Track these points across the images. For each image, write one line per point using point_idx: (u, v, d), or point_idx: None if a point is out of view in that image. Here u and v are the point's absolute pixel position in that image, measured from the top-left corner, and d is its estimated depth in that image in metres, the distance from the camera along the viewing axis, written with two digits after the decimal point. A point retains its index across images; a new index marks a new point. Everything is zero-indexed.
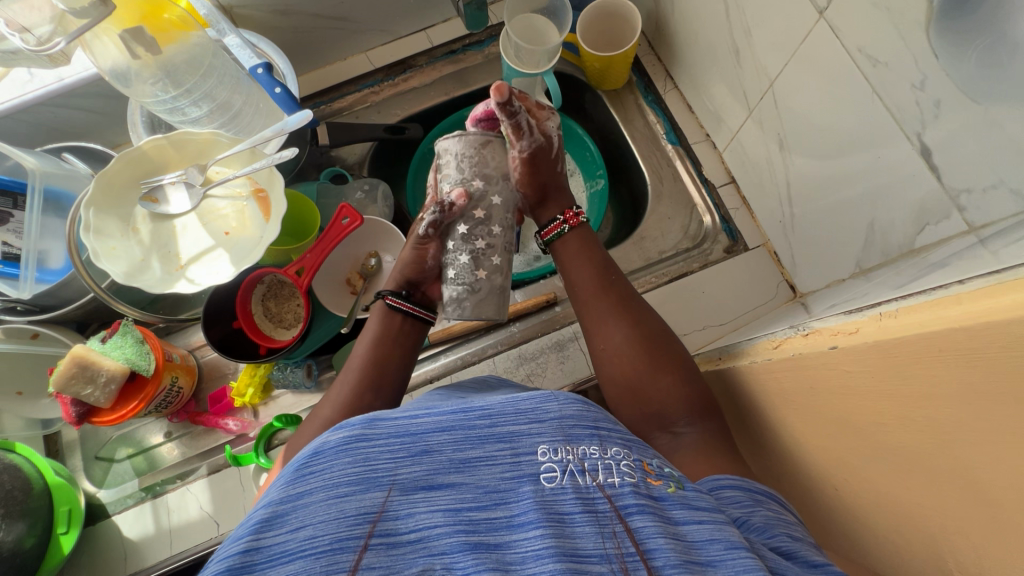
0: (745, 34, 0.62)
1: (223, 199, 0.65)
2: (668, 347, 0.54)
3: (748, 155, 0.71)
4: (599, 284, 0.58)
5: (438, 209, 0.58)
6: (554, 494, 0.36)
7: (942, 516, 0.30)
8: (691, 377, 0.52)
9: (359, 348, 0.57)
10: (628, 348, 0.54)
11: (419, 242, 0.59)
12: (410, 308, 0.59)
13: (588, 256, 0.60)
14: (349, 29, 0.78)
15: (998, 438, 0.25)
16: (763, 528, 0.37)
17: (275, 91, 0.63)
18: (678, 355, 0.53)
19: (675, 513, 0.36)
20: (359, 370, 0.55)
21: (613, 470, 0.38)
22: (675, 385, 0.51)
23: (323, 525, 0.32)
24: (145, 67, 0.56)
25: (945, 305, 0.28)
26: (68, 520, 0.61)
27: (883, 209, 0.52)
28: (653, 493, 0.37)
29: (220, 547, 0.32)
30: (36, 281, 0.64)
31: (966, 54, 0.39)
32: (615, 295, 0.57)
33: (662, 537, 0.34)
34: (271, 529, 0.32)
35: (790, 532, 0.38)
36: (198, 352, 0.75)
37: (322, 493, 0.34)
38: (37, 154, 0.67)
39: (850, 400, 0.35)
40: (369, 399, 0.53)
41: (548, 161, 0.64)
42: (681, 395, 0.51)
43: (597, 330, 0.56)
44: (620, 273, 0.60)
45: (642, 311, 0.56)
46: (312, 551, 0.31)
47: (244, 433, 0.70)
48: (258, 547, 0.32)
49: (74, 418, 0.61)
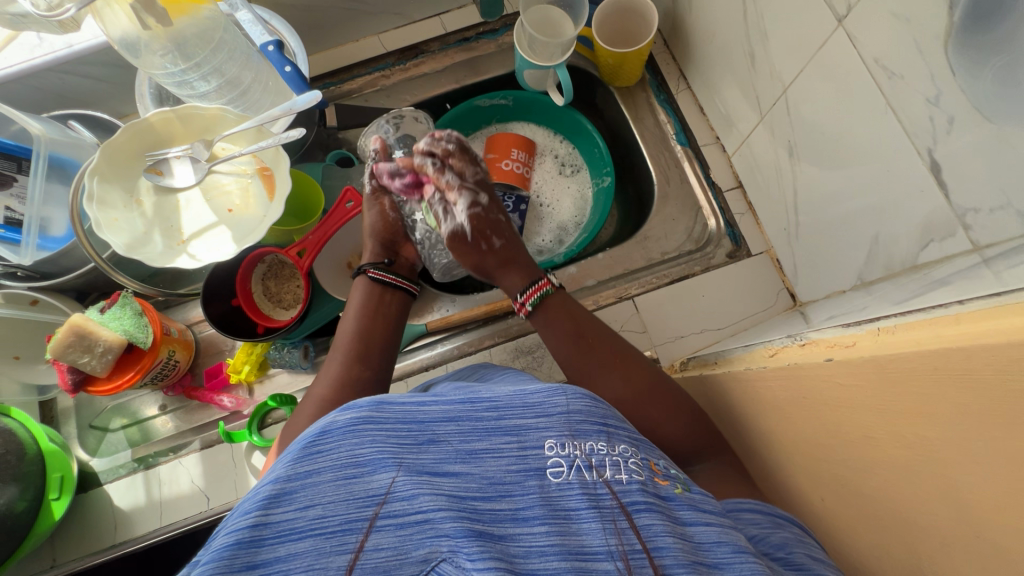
0: (761, 38, 0.61)
1: (227, 174, 0.65)
2: (663, 392, 0.53)
3: (758, 161, 0.71)
4: (578, 345, 0.57)
5: (376, 159, 0.68)
6: (560, 489, 0.36)
7: (926, 533, 0.30)
8: (687, 412, 0.52)
9: (347, 320, 0.59)
10: (624, 405, 0.53)
11: (375, 199, 0.67)
12: (393, 279, 0.63)
13: (565, 316, 0.59)
14: (363, 10, 0.77)
15: (985, 460, 0.25)
16: (779, 545, 0.38)
17: (285, 70, 0.63)
18: (676, 396, 0.53)
19: (682, 514, 0.37)
20: (348, 341, 0.57)
21: (621, 467, 0.38)
22: (678, 428, 0.51)
23: (332, 506, 0.33)
24: (154, 39, 0.55)
25: (944, 324, 0.28)
26: (59, 486, 0.61)
27: (888, 223, 0.52)
28: (661, 492, 0.38)
29: (227, 522, 0.32)
30: (37, 247, 0.64)
31: (982, 71, 0.38)
32: (599, 355, 0.56)
33: (669, 536, 0.34)
34: (279, 506, 0.32)
35: (809, 552, 0.38)
36: (197, 327, 0.76)
37: (330, 474, 0.34)
38: (43, 120, 0.66)
39: (840, 412, 0.35)
40: (357, 371, 0.55)
41: (469, 245, 0.63)
42: (686, 435, 0.51)
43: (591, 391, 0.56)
44: (597, 325, 0.59)
45: (629, 364, 0.56)
46: (322, 531, 0.32)
47: (239, 410, 0.70)
48: (266, 523, 0.32)
49: (70, 386, 0.61)
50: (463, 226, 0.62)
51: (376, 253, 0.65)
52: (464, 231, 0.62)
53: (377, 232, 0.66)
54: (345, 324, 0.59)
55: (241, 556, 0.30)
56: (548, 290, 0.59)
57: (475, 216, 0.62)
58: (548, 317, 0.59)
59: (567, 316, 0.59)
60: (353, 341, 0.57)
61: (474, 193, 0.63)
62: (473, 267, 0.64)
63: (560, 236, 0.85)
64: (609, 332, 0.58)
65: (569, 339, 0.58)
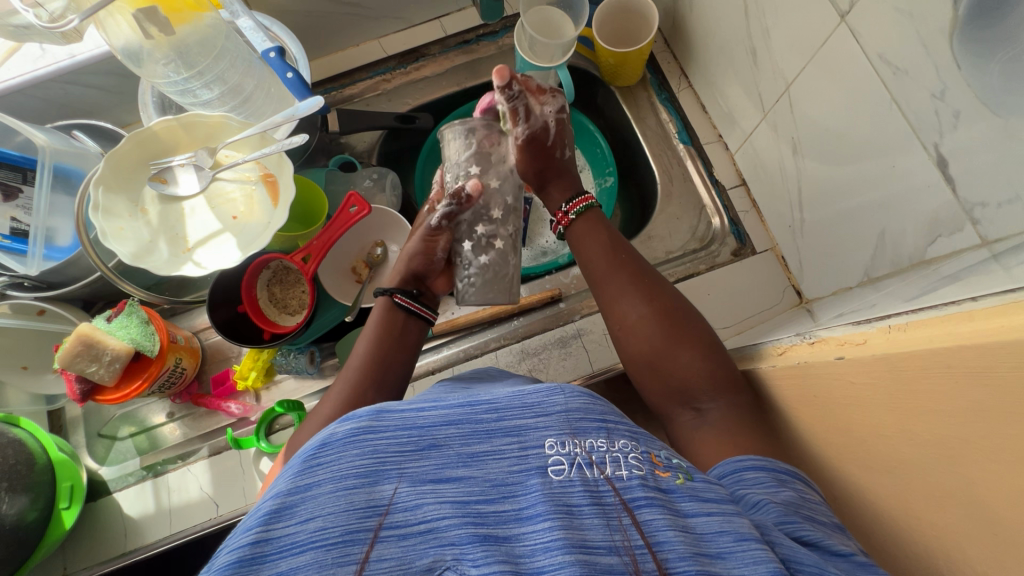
0: (763, 35, 0.61)
1: (231, 182, 0.65)
2: (687, 324, 0.52)
3: (761, 158, 0.70)
4: (607, 260, 0.57)
5: (455, 201, 0.61)
6: (562, 486, 0.36)
7: (943, 530, 0.30)
8: (707, 347, 0.51)
9: (360, 346, 0.57)
10: (646, 323, 0.53)
11: (431, 233, 0.63)
12: (415, 308, 0.60)
13: (602, 231, 0.59)
14: (363, 15, 0.77)
15: (1003, 457, 0.25)
16: (782, 511, 0.37)
17: (287, 76, 0.62)
18: (700, 331, 0.52)
19: (684, 505, 0.36)
20: (360, 370, 0.55)
21: (621, 463, 0.38)
22: (695, 360, 0.50)
23: (333, 517, 0.33)
24: (157, 48, 0.55)
25: (957, 321, 0.27)
26: (70, 495, 0.62)
27: (895, 219, 0.51)
28: (662, 485, 0.38)
29: (231, 537, 0.32)
30: (44, 258, 0.65)
31: (989, 64, 0.38)
32: (630, 270, 0.56)
33: (670, 529, 0.34)
34: (281, 520, 0.32)
35: (811, 516, 0.37)
36: (203, 334, 0.76)
37: (330, 485, 0.34)
38: (47, 130, 0.67)
39: (853, 411, 0.35)
40: (369, 394, 0.53)
41: (542, 149, 0.63)
42: (703, 370, 0.50)
43: (613, 307, 0.55)
44: (630, 247, 0.58)
45: (659, 286, 0.55)
46: (322, 542, 0.32)
47: (246, 417, 0.70)
48: (268, 538, 0.32)
49: (79, 396, 0.61)
50: (546, 130, 0.62)
51: (405, 280, 0.62)
52: (545, 133, 0.62)
53: (415, 262, 0.63)
54: (358, 348, 0.57)
55: (245, 573, 0.30)
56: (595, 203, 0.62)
57: (559, 122, 0.63)
58: (585, 229, 0.60)
59: (601, 233, 0.59)
60: (367, 371, 0.55)
61: (563, 99, 0.64)
62: (534, 173, 0.64)
63: None
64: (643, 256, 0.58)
65: (604, 251, 0.58)
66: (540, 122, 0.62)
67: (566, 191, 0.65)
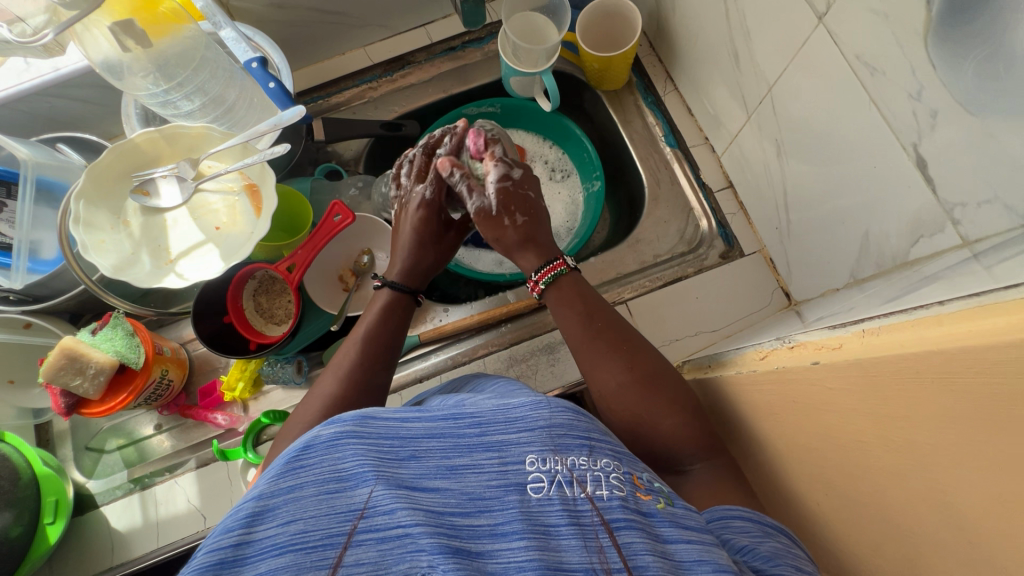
0: (744, 38, 0.61)
1: (214, 193, 0.65)
2: (667, 389, 0.52)
3: (747, 159, 0.70)
4: (586, 330, 0.55)
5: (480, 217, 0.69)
6: (540, 505, 0.36)
7: (920, 537, 0.30)
8: (688, 411, 0.51)
9: (361, 323, 0.58)
10: (628, 393, 0.51)
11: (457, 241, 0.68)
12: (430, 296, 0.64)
13: (578, 297, 0.57)
14: (347, 23, 0.77)
15: (974, 463, 0.25)
16: (767, 557, 0.38)
17: (269, 86, 0.62)
18: (680, 394, 0.52)
19: (664, 531, 0.37)
20: (359, 346, 0.56)
21: (602, 483, 0.38)
22: (678, 428, 0.50)
23: (312, 520, 0.33)
24: (136, 61, 0.55)
25: (925, 325, 0.27)
26: (54, 510, 0.61)
27: (878, 220, 0.51)
28: (642, 508, 0.38)
29: (207, 538, 0.33)
30: (29, 271, 0.65)
31: (963, 64, 0.38)
32: (608, 338, 0.54)
33: (649, 554, 0.34)
34: (261, 523, 0.33)
35: (796, 565, 0.38)
36: (190, 345, 0.76)
37: (313, 488, 0.35)
38: (31, 144, 0.67)
39: (830, 417, 0.34)
40: (378, 375, 0.55)
41: (494, 219, 0.61)
42: (686, 436, 0.50)
43: (594, 375, 0.54)
44: (606, 314, 0.56)
45: (638, 352, 0.54)
46: (301, 546, 0.32)
47: (233, 428, 0.70)
48: (248, 541, 0.32)
49: (63, 410, 0.61)
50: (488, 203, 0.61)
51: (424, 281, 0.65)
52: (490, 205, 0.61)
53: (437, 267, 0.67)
54: (358, 327, 0.58)
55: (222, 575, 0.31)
56: (564, 271, 0.58)
57: (503, 190, 0.61)
58: (559, 297, 0.57)
59: (576, 303, 0.57)
60: (365, 349, 0.56)
61: (507, 167, 0.62)
62: (496, 241, 0.62)
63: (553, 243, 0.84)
64: (619, 319, 0.57)
65: (581, 319, 0.56)
66: (482, 196, 0.61)
67: (535, 255, 0.60)
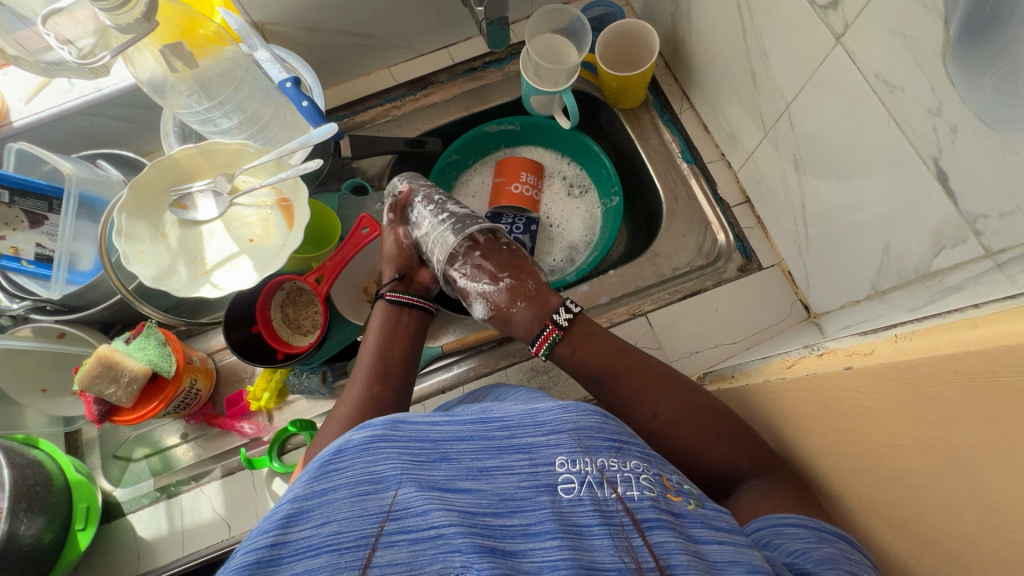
0: (761, 58, 0.63)
1: (248, 207, 0.67)
2: (704, 411, 0.52)
3: (764, 175, 0.72)
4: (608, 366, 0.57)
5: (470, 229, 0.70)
6: (571, 505, 0.37)
7: (958, 539, 0.31)
8: (736, 432, 0.51)
9: (366, 345, 0.62)
10: (669, 421, 0.53)
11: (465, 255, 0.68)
12: (413, 301, 0.66)
13: (588, 338, 0.59)
14: (373, 45, 0.80)
15: (1015, 463, 0.25)
16: (820, 560, 0.38)
17: (303, 105, 0.64)
18: (721, 414, 0.52)
19: (695, 531, 0.37)
20: (367, 366, 0.60)
21: (633, 484, 0.39)
22: (725, 450, 0.50)
23: (347, 522, 0.34)
24: (181, 80, 0.60)
25: (961, 328, 0.28)
26: (85, 517, 0.63)
27: (897, 234, 0.52)
28: (673, 509, 0.38)
29: (247, 539, 0.34)
30: (67, 282, 0.67)
31: (983, 80, 0.39)
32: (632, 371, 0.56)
33: (682, 553, 0.35)
34: (296, 525, 0.34)
35: (853, 570, 0.37)
36: (217, 355, 0.77)
37: (345, 491, 0.36)
38: (73, 160, 0.69)
39: (863, 420, 0.35)
40: (376, 390, 0.58)
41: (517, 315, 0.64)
42: (734, 457, 0.50)
43: (632, 411, 0.55)
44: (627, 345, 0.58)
45: (664, 378, 0.55)
46: (336, 547, 0.33)
47: (259, 437, 0.71)
48: (284, 541, 0.33)
49: (96, 417, 0.62)
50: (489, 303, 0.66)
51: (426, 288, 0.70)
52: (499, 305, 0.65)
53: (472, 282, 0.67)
54: (365, 346, 0.63)
55: (260, 574, 0.32)
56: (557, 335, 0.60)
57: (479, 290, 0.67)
58: (576, 339, 0.59)
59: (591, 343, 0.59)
60: (374, 365, 0.60)
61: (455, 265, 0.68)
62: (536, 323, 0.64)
63: (571, 255, 0.87)
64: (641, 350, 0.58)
65: (599, 356, 0.58)
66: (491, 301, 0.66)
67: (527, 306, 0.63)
